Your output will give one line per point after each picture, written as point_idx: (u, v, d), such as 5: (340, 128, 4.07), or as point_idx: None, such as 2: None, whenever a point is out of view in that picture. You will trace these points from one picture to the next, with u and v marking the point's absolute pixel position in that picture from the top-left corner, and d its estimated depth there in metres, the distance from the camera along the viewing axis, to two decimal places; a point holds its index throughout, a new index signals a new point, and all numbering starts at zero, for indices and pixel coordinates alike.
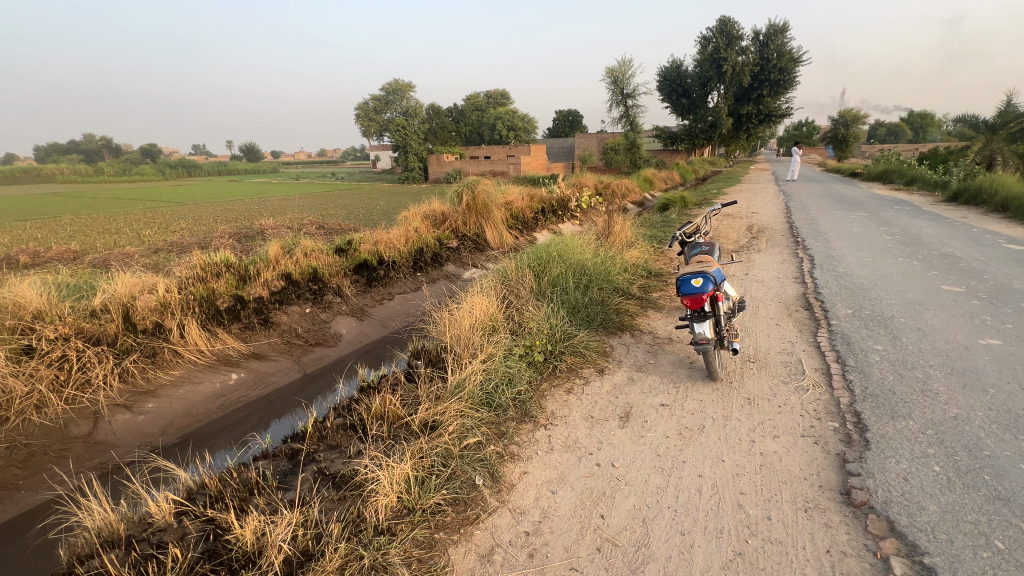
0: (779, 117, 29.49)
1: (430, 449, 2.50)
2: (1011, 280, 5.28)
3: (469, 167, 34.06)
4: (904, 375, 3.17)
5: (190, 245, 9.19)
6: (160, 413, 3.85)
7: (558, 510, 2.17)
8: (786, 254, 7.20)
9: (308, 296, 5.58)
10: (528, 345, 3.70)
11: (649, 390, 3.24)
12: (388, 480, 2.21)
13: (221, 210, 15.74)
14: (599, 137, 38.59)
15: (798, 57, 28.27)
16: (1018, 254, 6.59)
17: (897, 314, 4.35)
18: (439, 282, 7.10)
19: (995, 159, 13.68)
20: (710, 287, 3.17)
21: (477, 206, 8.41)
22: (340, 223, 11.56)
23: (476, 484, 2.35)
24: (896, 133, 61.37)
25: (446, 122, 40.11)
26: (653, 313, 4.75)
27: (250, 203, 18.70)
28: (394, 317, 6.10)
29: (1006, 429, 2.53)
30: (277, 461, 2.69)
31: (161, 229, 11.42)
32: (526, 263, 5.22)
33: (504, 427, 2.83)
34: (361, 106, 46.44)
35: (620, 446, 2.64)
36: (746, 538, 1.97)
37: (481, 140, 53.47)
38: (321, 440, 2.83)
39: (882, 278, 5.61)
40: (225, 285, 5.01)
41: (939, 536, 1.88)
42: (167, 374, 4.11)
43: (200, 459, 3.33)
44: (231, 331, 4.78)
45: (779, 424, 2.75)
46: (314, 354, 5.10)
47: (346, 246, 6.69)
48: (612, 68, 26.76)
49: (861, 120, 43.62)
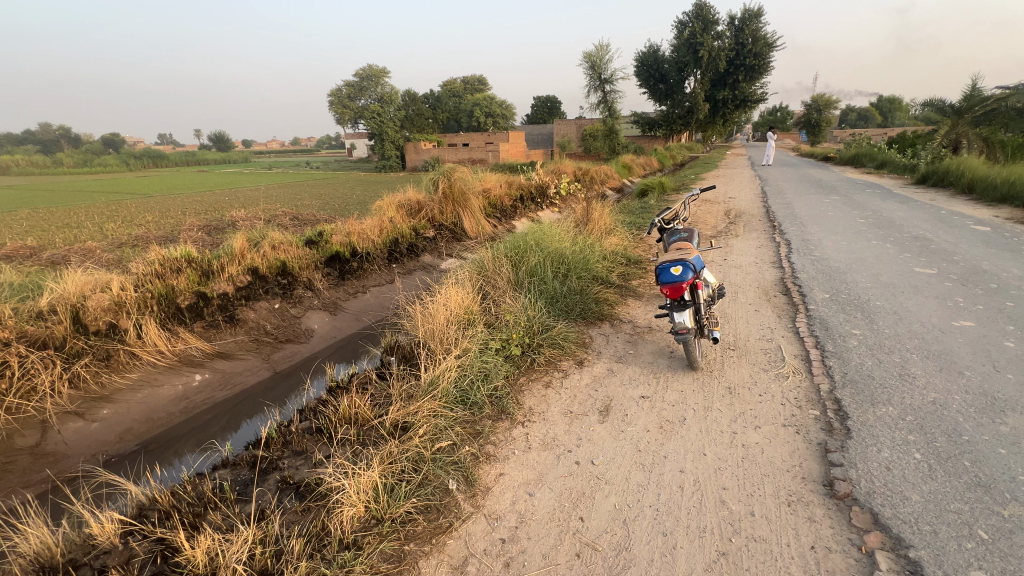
0: (754, 103, 29.83)
1: (401, 453, 2.36)
2: (980, 261, 5.38)
3: (448, 154, 33.49)
4: (883, 360, 3.16)
5: (155, 239, 8.77)
6: (116, 420, 3.61)
7: (536, 514, 2.07)
8: (763, 239, 7.24)
9: (276, 291, 5.36)
10: (505, 338, 3.57)
11: (629, 382, 3.16)
12: (354, 489, 2.07)
13: (189, 202, 15.10)
14: (578, 123, 38.37)
15: (772, 42, 28.43)
16: (985, 235, 6.74)
17: (873, 298, 4.36)
18: (415, 274, 6.90)
19: (960, 142, 14.05)
20: (690, 275, 3.08)
21: (453, 194, 8.16)
22: (315, 213, 11.22)
23: (449, 489, 2.23)
24: (867, 118, 62.99)
25: (422, 108, 39.22)
26: (633, 301, 4.69)
27: (221, 194, 18.03)
28: (368, 310, 5.90)
29: (983, 412, 2.52)
30: (237, 471, 2.52)
31: (124, 223, 10.88)
32: (504, 252, 5.06)
33: (479, 426, 2.71)
34: (334, 92, 45.39)
35: (599, 442, 2.55)
36: (729, 537, 1.90)
37: (459, 127, 52.70)
38: (285, 446, 2.67)
39: (858, 260, 5.67)
40: (185, 281, 4.73)
41: (924, 527, 1.83)
42: (123, 378, 3.87)
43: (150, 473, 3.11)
44: (193, 330, 4.53)
45: (760, 413, 2.71)
46: (285, 352, 4.89)
47: (317, 237, 6.43)
48: (588, 52, 26.35)
49: (832, 105, 44.71)
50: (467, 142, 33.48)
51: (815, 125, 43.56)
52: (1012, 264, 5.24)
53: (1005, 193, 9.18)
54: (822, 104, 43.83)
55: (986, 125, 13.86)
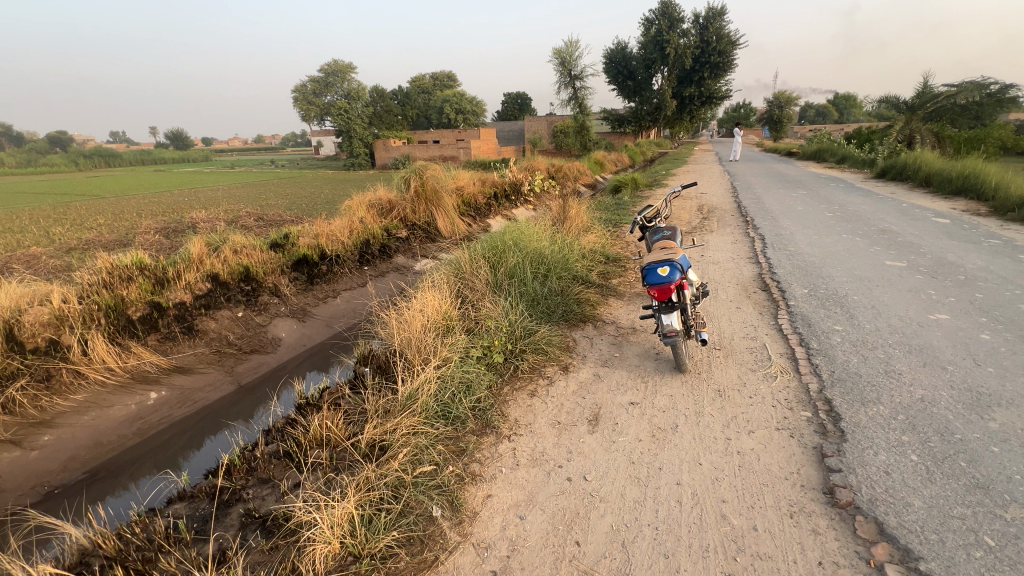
0: (719, 100, 30.43)
1: (379, 479, 2.16)
2: (946, 253, 5.52)
3: (418, 151, 32.95)
4: (867, 356, 3.14)
5: (108, 243, 8.20)
6: (58, 447, 3.25)
7: (529, 540, 1.92)
8: (738, 234, 7.29)
9: (239, 298, 5.02)
10: (486, 345, 3.41)
11: (617, 388, 3.04)
12: (328, 524, 1.86)
13: (144, 203, 14.32)
14: (548, 120, 38.29)
15: (736, 40, 29.02)
16: (947, 227, 6.96)
17: (850, 292, 4.39)
18: (388, 276, 6.64)
19: (913, 137, 14.59)
20: (677, 276, 3.00)
21: (425, 192, 7.92)
22: (281, 214, 10.76)
23: (433, 516, 2.05)
24: (823, 113, 65.51)
25: (391, 105, 38.45)
26: (615, 301, 4.60)
27: (181, 194, 17.23)
28: (340, 316, 5.63)
29: (971, 409, 2.51)
30: (195, 504, 2.27)
31: (73, 226, 10.16)
32: (481, 252, 4.89)
33: (463, 443, 2.54)
34: (298, 88, 44.11)
35: (590, 455, 2.42)
36: (734, 556, 1.80)
37: (429, 124, 51.86)
38: (250, 473, 2.43)
39: (830, 254, 5.75)
40: (137, 291, 4.36)
41: (930, 536, 1.77)
42: (67, 400, 3.51)
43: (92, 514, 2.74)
44: (147, 343, 4.18)
45: (752, 417, 2.64)
46: (250, 363, 4.57)
47: (282, 239, 6.10)
48: (558, 48, 26.29)
49: (792, 101, 46.21)
50: (438, 139, 33.03)
51: (777, 122, 45.00)
52: (975, 256, 5.39)
53: (960, 186, 9.54)
54: (783, 101, 45.42)
55: (937, 122, 14.47)
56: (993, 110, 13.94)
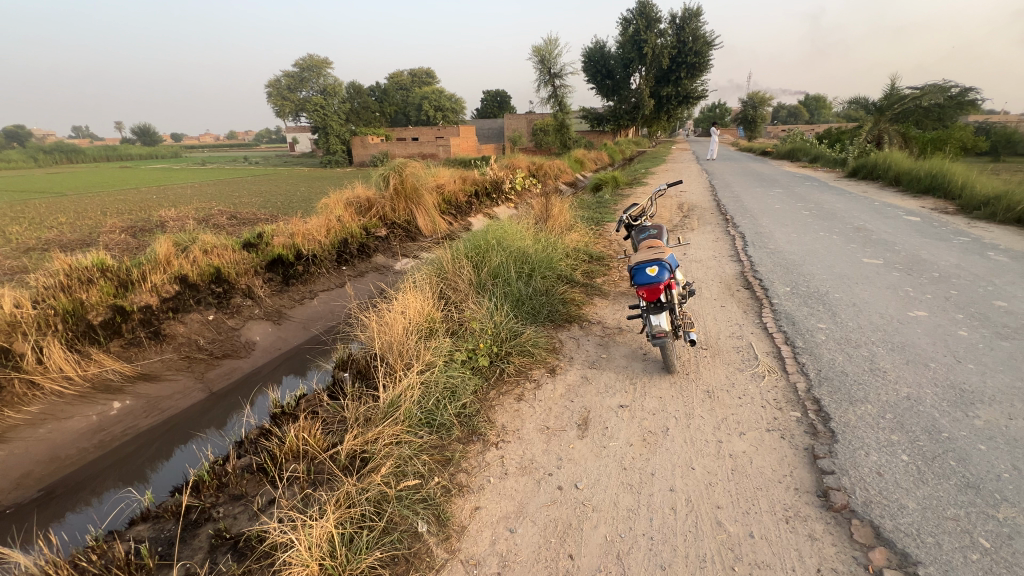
0: (696, 99, 30.83)
1: (360, 494, 2.04)
2: (919, 251, 5.64)
3: (397, 148, 32.46)
4: (852, 354, 3.15)
5: (69, 243, 7.78)
6: (10, 464, 3.00)
7: (520, 555, 1.83)
8: (718, 232, 7.33)
9: (210, 300, 4.79)
10: (471, 348, 3.30)
11: (606, 390, 2.98)
12: (305, 545, 1.74)
13: (109, 201, 13.72)
14: (528, 118, 38.19)
15: (711, 41, 29.43)
16: (919, 225, 7.13)
17: (831, 290, 4.43)
18: (367, 276, 6.45)
19: (882, 138, 15.02)
20: (666, 276, 2.95)
21: (405, 190, 7.74)
22: (255, 212, 10.42)
23: (419, 532, 1.94)
24: (795, 113, 67.26)
25: (369, 101, 37.82)
26: (600, 300, 4.54)
27: (147, 192, 16.53)
28: (317, 319, 5.43)
29: (956, 406, 2.52)
30: (160, 526, 2.11)
31: (31, 225, 9.63)
32: (463, 252, 4.77)
33: (449, 452, 2.43)
34: (272, 83, 43.09)
35: (581, 461, 2.35)
36: (732, 566, 1.74)
37: (407, 121, 51.14)
38: (220, 490, 2.28)
39: (810, 252, 5.82)
40: (98, 294, 4.12)
41: (927, 540, 1.75)
42: (20, 413, 3.26)
43: (46, 543, 2.48)
44: (109, 350, 3.94)
45: (742, 418, 2.60)
46: (222, 368, 4.35)
47: (256, 239, 5.87)
48: (537, 46, 26.24)
49: (765, 102, 47.24)
50: (417, 136, 32.59)
51: (751, 122, 46.01)
52: (946, 253, 5.53)
53: (928, 185, 9.82)
54: (757, 102, 46.40)
55: (904, 123, 14.91)
56: (955, 111, 14.44)
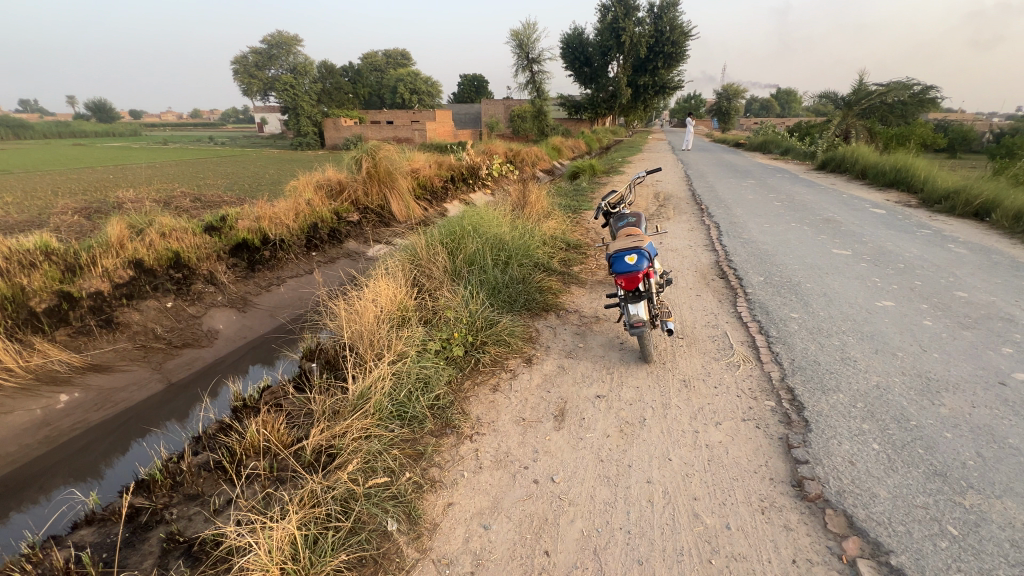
0: (672, 89, 30.98)
1: (326, 492, 1.94)
2: (885, 243, 5.79)
3: (371, 132, 31.62)
4: (824, 344, 3.19)
5: (15, 223, 7.26)
6: None
7: (494, 553, 1.76)
8: (694, 222, 7.39)
9: (168, 286, 4.52)
10: (445, 338, 3.19)
11: (583, 380, 2.93)
12: (265, 549, 1.63)
13: (62, 180, 12.88)
14: (505, 103, 37.72)
15: (689, 32, 29.51)
16: (884, 218, 7.34)
17: (802, 280, 4.50)
18: (338, 262, 6.23)
19: (850, 133, 15.38)
20: (644, 264, 2.92)
21: (379, 173, 7.50)
22: (220, 195, 9.95)
23: (388, 532, 1.86)
24: (766, 107, 68.69)
25: (342, 82, 36.62)
26: (577, 289, 4.49)
27: (105, 170, 15.62)
28: (285, 306, 5.22)
29: (922, 394, 2.58)
30: (106, 530, 1.95)
31: None
32: (438, 238, 4.63)
33: (422, 446, 2.34)
34: (238, 59, 41.21)
35: (557, 454, 2.29)
36: (709, 559, 1.72)
37: (381, 104, 49.75)
38: (174, 489, 2.14)
39: (782, 242, 5.91)
40: (41, 280, 3.85)
41: (898, 528, 1.77)
42: None
43: None
44: (55, 339, 3.66)
45: (719, 408, 2.59)
46: (182, 358, 4.11)
47: (218, 222, 5.60)
48: (515, 30, 25.84)
49: (739, 95, 47.94)
50: (392, 120, 31.82)
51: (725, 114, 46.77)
52: (910, 245, 5.69)
53: (893, 179, 10.13)
54: (731, 94, 47.16)
55: (871, 118, 15.33)
56: (917, 109, 14.95)
